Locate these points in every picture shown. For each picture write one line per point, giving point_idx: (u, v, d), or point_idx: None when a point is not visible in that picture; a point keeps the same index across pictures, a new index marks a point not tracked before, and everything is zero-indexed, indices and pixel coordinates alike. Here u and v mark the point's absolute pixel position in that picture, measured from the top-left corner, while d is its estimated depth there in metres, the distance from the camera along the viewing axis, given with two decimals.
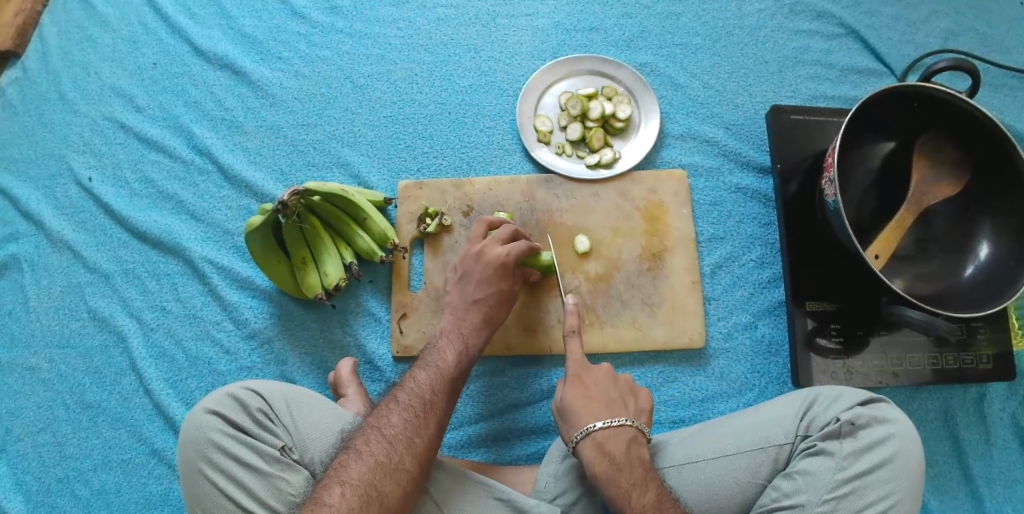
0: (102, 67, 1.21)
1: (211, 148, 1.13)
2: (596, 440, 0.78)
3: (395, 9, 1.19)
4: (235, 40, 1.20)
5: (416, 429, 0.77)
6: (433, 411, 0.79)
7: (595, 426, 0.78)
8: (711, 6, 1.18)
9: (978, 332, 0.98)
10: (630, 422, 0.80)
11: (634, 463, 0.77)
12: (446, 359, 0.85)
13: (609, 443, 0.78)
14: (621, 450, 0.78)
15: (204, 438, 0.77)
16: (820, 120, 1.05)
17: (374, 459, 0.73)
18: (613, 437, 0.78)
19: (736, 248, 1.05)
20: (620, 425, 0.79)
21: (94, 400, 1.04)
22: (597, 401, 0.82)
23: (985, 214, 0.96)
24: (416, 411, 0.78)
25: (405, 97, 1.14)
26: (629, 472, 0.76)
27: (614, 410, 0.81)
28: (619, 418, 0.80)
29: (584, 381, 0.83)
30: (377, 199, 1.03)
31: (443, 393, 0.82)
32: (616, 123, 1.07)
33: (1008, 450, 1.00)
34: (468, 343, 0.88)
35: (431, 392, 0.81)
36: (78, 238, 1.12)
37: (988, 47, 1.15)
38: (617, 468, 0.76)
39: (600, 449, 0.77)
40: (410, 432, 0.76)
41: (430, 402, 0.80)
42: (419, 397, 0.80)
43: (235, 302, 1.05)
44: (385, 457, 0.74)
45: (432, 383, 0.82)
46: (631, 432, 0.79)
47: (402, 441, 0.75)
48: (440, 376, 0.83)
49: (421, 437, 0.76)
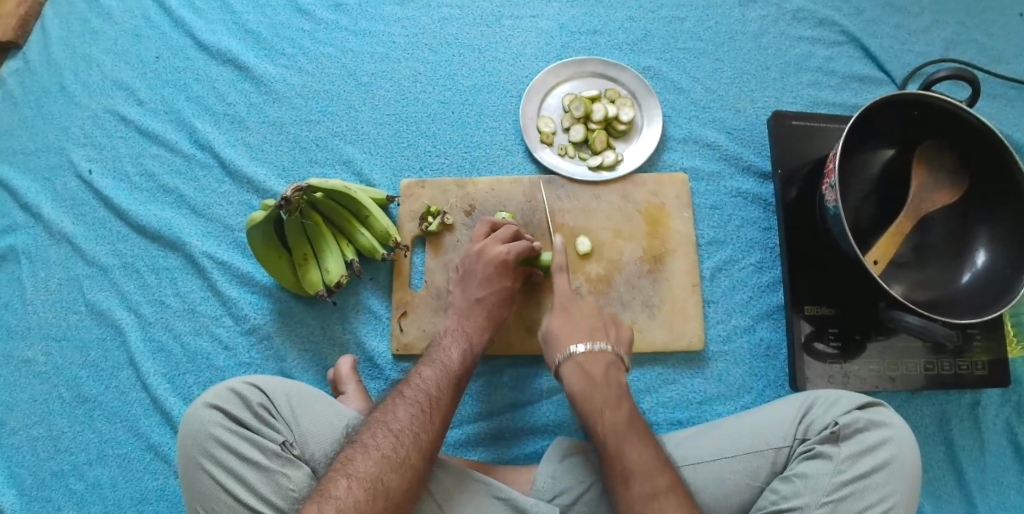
0: (104, 59, 1.20)
1: (212, 142, 1.13)
2: (577, 361, 0.83)
3: (400, 7, 1.19)
4: (239, 35, 1.20)
5: (422, 424, 0.77)
6: (439, 406, 0.79)
7: (577, 348, 0.84)
8: (714, 11, 1.18)
9: (974, 339, 0.99)
10: (611, 348, 0.85)
11: (611, 382, 0.81)
12: (453, 356, 0.86)
13: (590, 365, 0.83)
14: (600, 372, 0.82)
15: (205, 432, 0.77)
16: (821, 127, 1.06)
17: (381, 453, 0.73)
18: (594, 359, 0.83)
19: (736, 252, 1.06)
20: (601, 350, 0.84)
21: (90, 394, 1.04)
22: (580, 328, 0.87)
23: (983, 220, 0.97)
24: (422, 406, 0.78)
25: (409, 96, 1.14)
26: (605, 392, 0.80)
27: (596, 335, 0.86)
28: (601, 343, 0.84)
29: (569, 310, 0.89)
30: (379, 196, 1.03)
31: (449, 389, 0.82)
32: (619, 125, 1.08)
33: (1002, 456, 1.00)
34: (473, 341, 0.89)
35: (438, 388, 0.81)
36: (76, 231, 1.11)
37: (988, 57, 1.16)
38: (593, 388, 0.81)
39: (580, 370, 0.83)
40: (416, 428, 0.76)
41: (435, 398, 0.80)
42: (425, 392, 0.80)
43: (234, 298, 1.05)
44: (391, 452, 0.74)
45: (438, 380, 0.82)
46: (609, 358, 0.84)
47: (408, 436, 0.75)
48: (446, 372, 0.83)
49: (427, 433, 0.76)
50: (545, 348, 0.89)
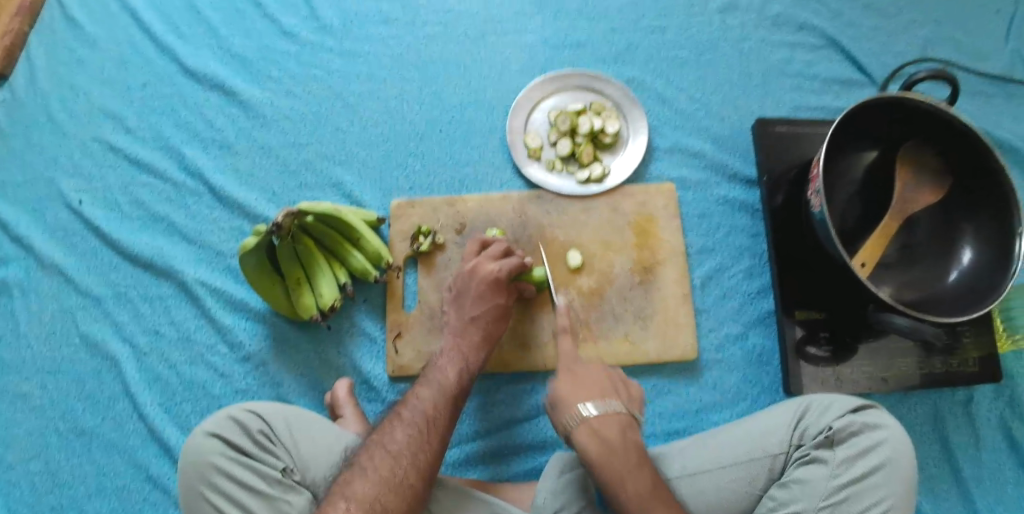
0: (90, 89, 1.21)
1: (201, 169, 1.13)
2: (591, 425, 0.79)
3: (384, 27, 1.20)
4: (225, 60, 1.20)
5: (419, 445, 0.77)
6: (436, 426, 0.80)
7: (587, 412, 0.79)
8: (696, 20, 1.20)
9: (963, 336, 1.01)
10: (624, 407, 0.81)
11: (628, 443, 0.78)
12: (449, 375, 0.86)
13: (604, 428, 0.78)
14: (616, 435, 0.78)
15: (206, 461, 0.77)
16: (805, 132, 1.07)
17: (379, 476, 0.74)
18: (608, 422, 0.79)
19: (725, 259, 1.07)
20: (614, 413, 0.80)
21: (88, 426, 1.04)
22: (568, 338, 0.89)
23: (967, 219, 0.99)
24: (418, 427, 0.79)
25: (396, 116, 1.15)
26: (623, 458, 0.77)
27: (607, 395, 0.82)
28: (614, 403, 0.81)
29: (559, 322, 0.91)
30: (370, 218, 1.04)
31: (446, 409, 0.82)
32: (605, 138, 1.09)
33: (996, 451, 1.02)
34: (468, 360, 0.89)
35: (434, 408, 0.81)
36: (68, 262, 1.11)
37: (967, 56, 1.18)
38: (611, 453, 0.77)
39: (596, 435, 0.78)
40: (413, 449, 0.77)
41: (432, 418, 0.80)
42: (422, 413, 0.80)
43: (229, 324, 1.05)
44: (389, 474, 0.74)
45: (435, 400, 0.82)
46: (624, 418, 0.80)
47: (406, 457, 0.76)
48: (442, 393, 0.83)
49: (424, 454, 0.77)
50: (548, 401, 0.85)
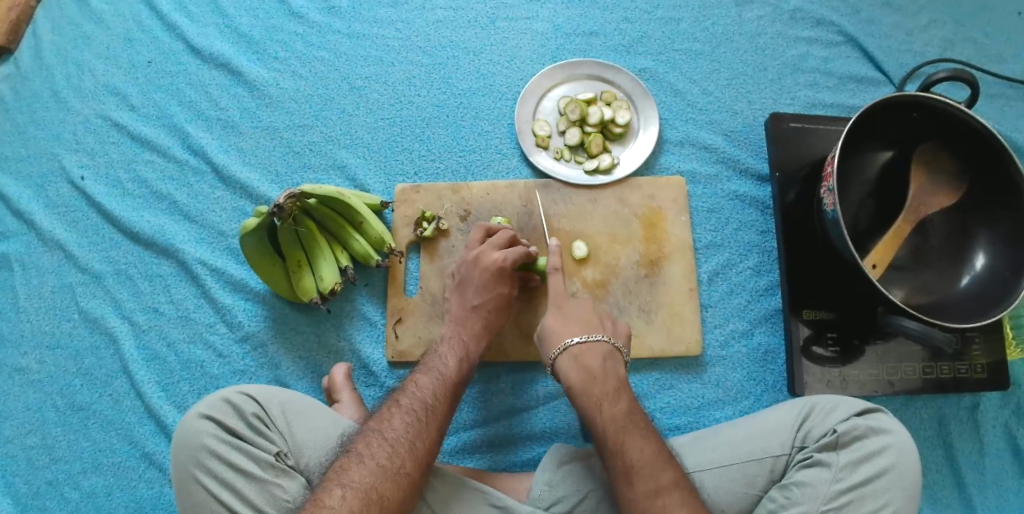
0: (96, 64, 1.19)
1: (205, 148, 1.12)
2: (572, 352, 0.84)
3: (394, 10, 1.18)
4: (231, 38, 1.18)
5: (417, 433, 0.76)
6: (435, 414, 0.79)
7: (571, 339, 0.85)
8: (711, 11, 1.17)
9: (972, 342, 0.99)
10: (607, 339, 0.86)
11: (609, 373, 0.82)
12: (448, 364, 0.85)
13: (586, 357, 0.84)
14: (597, 363, 0.83)
15: (199, 444, 0.76)
16: (819, 128, 1.05)
17: (377, 463, 0.72)
18: (590, 350, 0.84)
19: (733, 255, 1.05)
20: (597, 342, 0.85)
21: (85, 402, 1.03)
22: (573, 319, 0.88)
23: (984, 224, 0.97)
24: (417, 415, 0.78)
25: (403, 100, 1.13)
26: (602, 384, 0.81)
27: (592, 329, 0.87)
28: (596, 335, 0.86)
29: (562, 306, 0.90)
30: (374, 202, 1.02)
31: (445, 398, 0.81)
32: (615, 128, 1.07)
33: (1001, 459, 1.00)
34: (469, 349, 0.88)
35: (434, 396, 0.80)
36: (69, 238, 1.10)
37: (985, 57, 1.16)
38: (593, 379, 0.82)
39: (577, 362, 0.83)
40: (411, 436, 0.76)
41: (432, 406, 0.79)
42: (421, 401, 0.79)
43: (228, 305, 1.04)
44: (386, 461, 0.73)
45: (434, 388, 0.81)
46: (606, 350, 0.85)
47: (403, 444, 0.75)
48: (442, 382, 0.82)
49: (422, 442, 0.76)
50: (541, 349, 0.90)
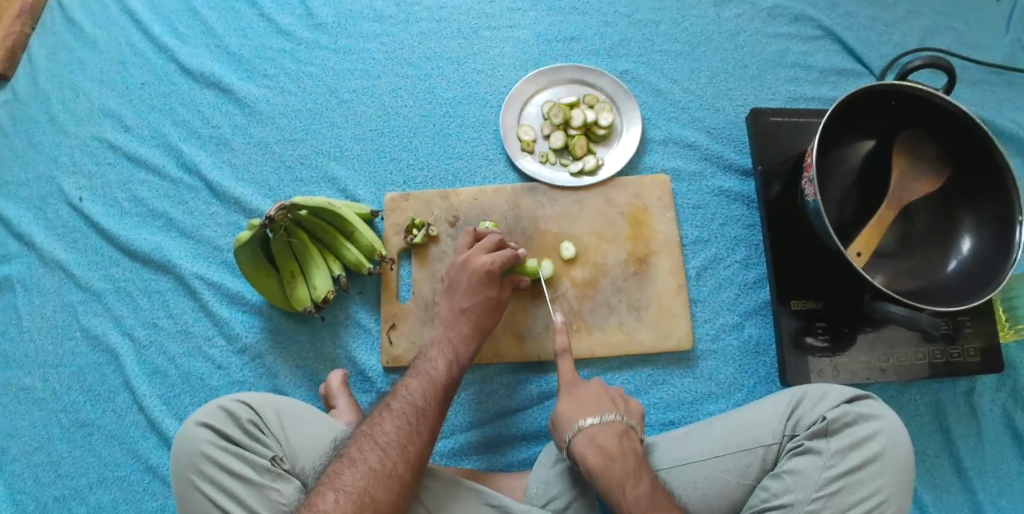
0: (92, 88, 1.22)
1: (199, 165, 1.15)
2: (588, 434, 0.81)
3: (378, 24, 1.21)
4: (222, 59, 1.22)
5: (409, 436, 0.77)
6: (426, 417, 0.80)
7: (586, 422, 0.81)
8: (689, 12, 1.19)
9: (964, 326, 1.00)
10: (621, 418, 0.82)
11: (628, 453, 0.80)
12: (438, 367, 0.86)
13: (601, 436, 0.80)
14: (614, 443, 0.80)
15: (196, 450, 0.78)
16: (800, 122, 1.07)
17: (370, 467, 0.74)
18: (606, 432, 0.81)
19: (720, 250, 1.06)
20: (612, 422, 0.82)
21: (89, 418, 1.05)
22: (586, 402, 0.84)
23: (967, 206, 0.98)
24: (408, 418, 0.79)
25: (390, 111, 1.16)
26: (622, 465, 0.78)
27: (604, 408, 0.83)
28: (610, 414, 0.82)
29: (573, 388, 0.86)
30: (364, 211, 1.04)
31: (435, 401, 0.82)
32: (598, 130, 1.08)
33: (1000, 442, 1.02)
34: (458, 352, 0.89)
35: (424, 399, 0.82)
36: (69, 258, 1.13)
37: (965, 44, 1.17)
38: (611, 461, 0.78)
39: (594, 443, 0.80)
40: (402, 439, 0.77)
41: (423, 409, 0.81)
42: (412, 404, 0.81)
43: (225, 318, 1.06)
44: (379, 465, 0.74)
45: (424, 392, 0.82)
46: (621, 428, 0.81)
47: (395, 448, 0.76)
48: (432, 383, 0.84)
49: (413, 445, 0.77)
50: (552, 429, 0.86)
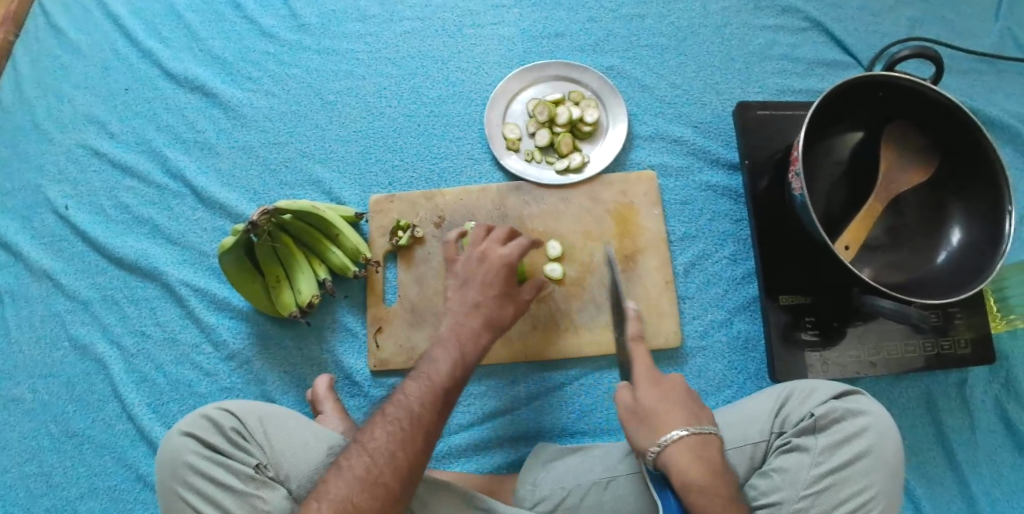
0: (75, 95, 1.21)
1: (184, 171, 1.14)
2: (689, 446, 0.74)
3: (362, 24, 1.19)
4: (206, 62, 1.20)
5: (398, 443, 0.75)
6: (421, 423, 0.76)
7: (684, 432, 0.74)
8: (675, 6, 1.18)
9: (955, 317, 1.00)
10: (716, 430, 0.77)
11: (726, 474, 0.74)
12: (441, 369, 0.82)
13: (705, 453, 0.74)
14: (715, 460, 0.74)
15: (181, 460, 0.77)
16: (786, 115, 1.06)
17: (356, 475, 0.73)
18: (708, 446, 0.74)
19: (708, 245, 1.05)
20: (710, 435, 0.75)
21: (78, 428, 1.05)
22: (679, 408, 0.77)
23: (956, 198, 0.97)
24: (400, 424, 0.76)
25: (375, 112, 1.15)
26: (722, 487, 0.72)
27: (700, 418, 0.77)
28: (709, 426, 0.76)
29: (663, 388, 0.79)
30: (348, 214, 1.04)
31: (432, 406, 0.78)
32: (584, 127, 1.07)
33: (993, 433, 1.02)
34: (465, 353, 0.84)
35: (420, 404, 0.78)
36: (56, 267, 1.12)
37: (954, 33, 1.16)
38: (717, 478, 0.72)
39: (695, 458, 0.73)
40: (391, 447, 0.74)
41: (417, 415, 0.77)
42: (406, 410, 0.77)
43: (213, 324, 1.06)
44: (365, 472, 0.73)
45: (419, 396, 0.78)
46: (716, 442, 0.76)
47: (382, 455, 0.74)
48: (429, 388, 0.79)
49: (403, 452, 0.74)
50: (627, 431, 0.78)
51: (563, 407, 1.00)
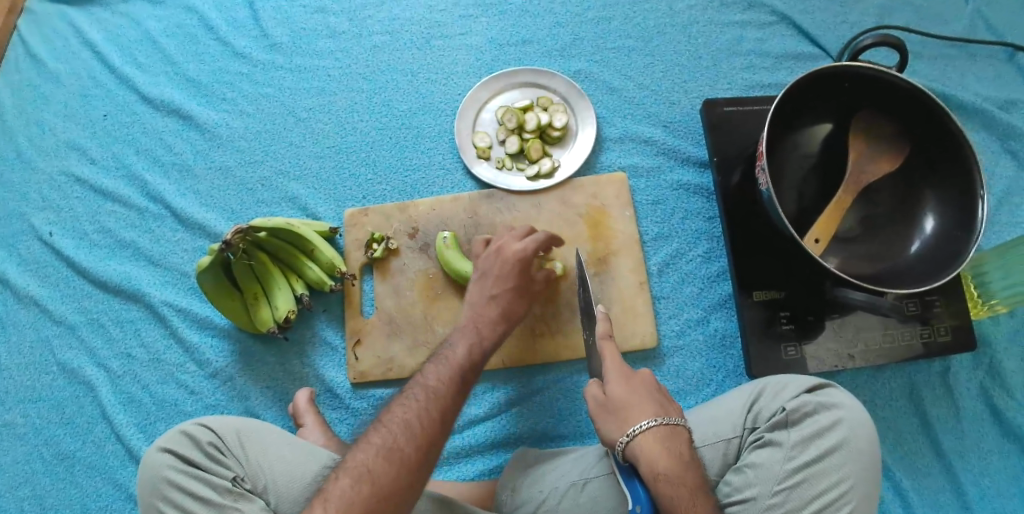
0: (56, 123, 1.24)
1: (163, 193, 1.16)
2: (658, 436, 0.75)
3: (332, 40, 1.21)
4: (181, 85, 1.23)
5: (414, 411, 0.75)
6: (436, 395, 0.78)
7: (652, 422, 0.75)
8: (640, 7, 1.18)
9: (934, 305, 0.99)
10: (683, 422, 0.78)
11: (693, 465, 0.75)
12: (457, 351, 0.85)
13: (674, 444, 0.75)
14: (683, 451, 0.75)
15: (159, 476, 0.79)
16: (753, 110, 1.06)
17: (373, 443, 0.72)
18: (676, 436, 0.76)
19: (681, 244, 1.05)
20: (678, 427, 0.76)
21: (69, 450, 1.07)
22: (650, 400, 0.78)
23: (928, 186, 0.97)
24: (417, 396, 0.77)
25: (348, 126, 1.16)
26: (690, 479, 0.73)
27: (668, 411, 0.78)
28: (676, 418, 0.77)
29: (635, 378, 0.80)
30: (323, 228, 1.05)
31: (449, 382, 0.80)
32: (553, 132, 1.08)
33: (978, 421, 1.01)
34: (482, 336, 0.87)
35: (436, 380, 0.80)
36: (42, 293, 1.14)
37: (923, 19, 1.15)
38: (684, 467, 0.73)
39: (665, 449, 0.74)
40: (407, 415, 0.75)
41: (433, 388, 0.79)
42: (422, 384, 0.79)
43: (196, 343, 1.08)
44: (381, 441, 0.73)
45: (440, 372, 0.81)
46: (684, 434, 0.77)
47: (397, 423, 0.74)
48: (450, 367, 0.81)
49: (420, 420, 0.74)
50: (598, 421, 0.78)
51: (541, 412, 1.00)
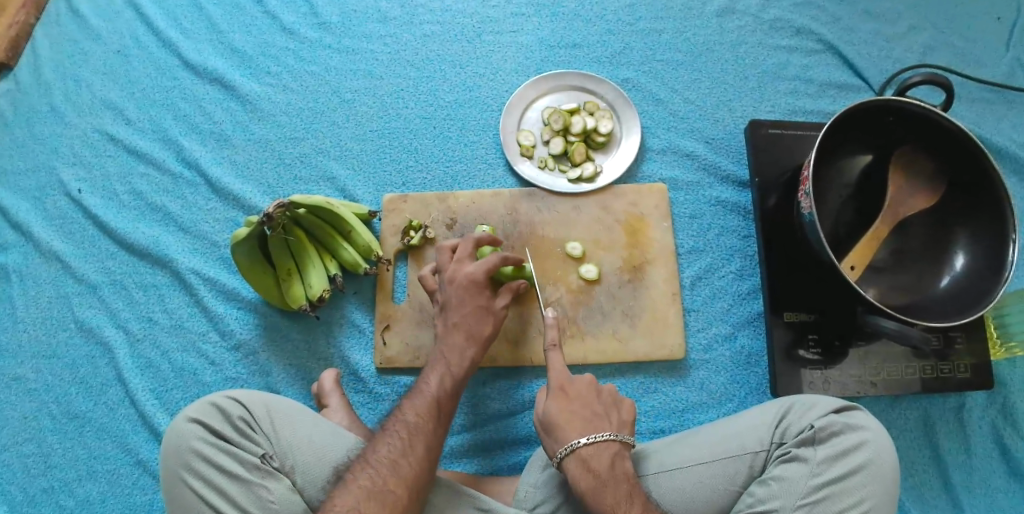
0: (94, 80, 1.23)
1: (198, 161, 1.15)
2: (581, 456, 0.78)
3: (382, 25, 1.21)
4: (225, 54, 1.22)
5: (401, 450, 0.77)
6: (418, 433, 0.80)
7: (578, 442, 0.79)
8: (692, 22, 1.20)
9: (956, 342, 1.01)
10: (614, 435, 0.80)
11: (619, 477, 0.77)
12: (430, 384, 0.87)
13: (595, 459, 0.78)
14: (606, 464, 0.78)
15: (186, 446, 0.78)
16: (798, 135, 1.07)
17: (363, 486, 0.73)
18: (598, 451, 0.78)
19: (715, 260, 1.07)
20: (606, 442, 0.79)
21: (80, 410, 1.05)
22: (579, 417, 0.82)
23: (961, 224, 0.99)
24: (401, 434, 0.79)
25: (391, 112, 1.16)
26: (614, 491, 0.76)
27: (597, 425, 0.81)
28: (603, 433, 0.80)
29: (566, 391, 0.84)
30: (361, 212, 1.04)
31: (430, 418, 0.82)
32: (598, 137, 1.09)
33: (988, 458, 1.03)
34: (451, 364, 0.89)
35: (417, 415, 0.82)
36: (66, 249, 1.13)
37: (965, 62, 1.18)
38: (602, 483, 0.76)
39: (584, 466, 0.78)
40: (394, 456, 0.77)
41: (415, 424, 0.81)
42: (404, 422, 0.81)
43: (220, 313, 1.07)
44: (370, 482, 0.74)
45: (417, 407, 0.83)
46: (615, 448, 0.80)
47: (386, 464, 0.76)
48: (424, 400, 0.84)
49: (406, 458, 0.77)
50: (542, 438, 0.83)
51: None
